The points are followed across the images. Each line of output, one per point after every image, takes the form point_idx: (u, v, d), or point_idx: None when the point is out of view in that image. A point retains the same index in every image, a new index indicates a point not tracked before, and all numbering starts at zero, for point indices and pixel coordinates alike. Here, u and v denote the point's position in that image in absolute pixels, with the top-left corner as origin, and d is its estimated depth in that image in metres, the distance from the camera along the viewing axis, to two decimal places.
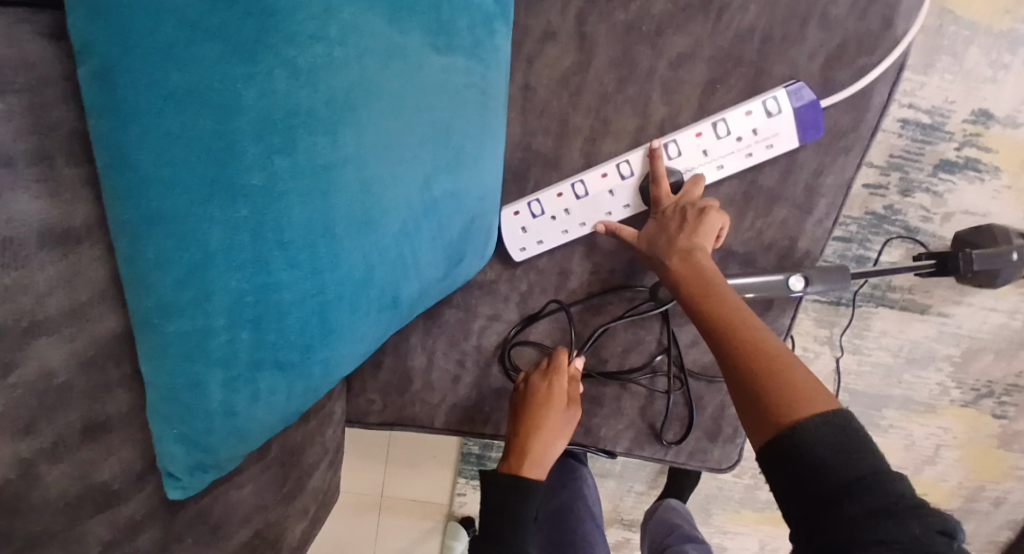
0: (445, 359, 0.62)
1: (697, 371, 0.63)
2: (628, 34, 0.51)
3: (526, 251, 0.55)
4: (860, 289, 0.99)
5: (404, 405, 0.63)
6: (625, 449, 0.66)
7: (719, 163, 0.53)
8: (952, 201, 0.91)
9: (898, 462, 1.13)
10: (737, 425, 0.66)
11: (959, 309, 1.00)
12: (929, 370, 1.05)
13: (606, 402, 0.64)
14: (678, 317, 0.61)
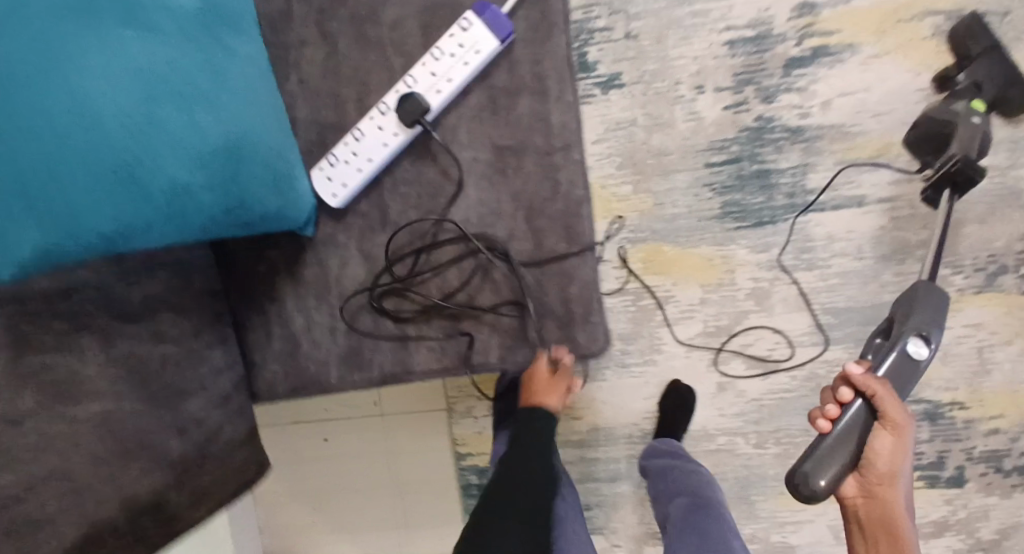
0: (319, 316, 0.74)
1: (526, 262, 0.70)
2: (354, 16, 0.68)
3: (337, 197, 0.69)
4: (777, 202, 1.00)
5: (302, 368, 0.75)
6: (499, 358, 0.72)
7: (448, 78, 0.66)
8: (821, 90, 0.96)
9: (944, 382, 1.00)
10: (587, 305, 0.70)
11: (900, 189, 0.98)
12: (908, 263, 0.99)
13: (463, 317, 0.72)
14: (489, 218, 0.70)
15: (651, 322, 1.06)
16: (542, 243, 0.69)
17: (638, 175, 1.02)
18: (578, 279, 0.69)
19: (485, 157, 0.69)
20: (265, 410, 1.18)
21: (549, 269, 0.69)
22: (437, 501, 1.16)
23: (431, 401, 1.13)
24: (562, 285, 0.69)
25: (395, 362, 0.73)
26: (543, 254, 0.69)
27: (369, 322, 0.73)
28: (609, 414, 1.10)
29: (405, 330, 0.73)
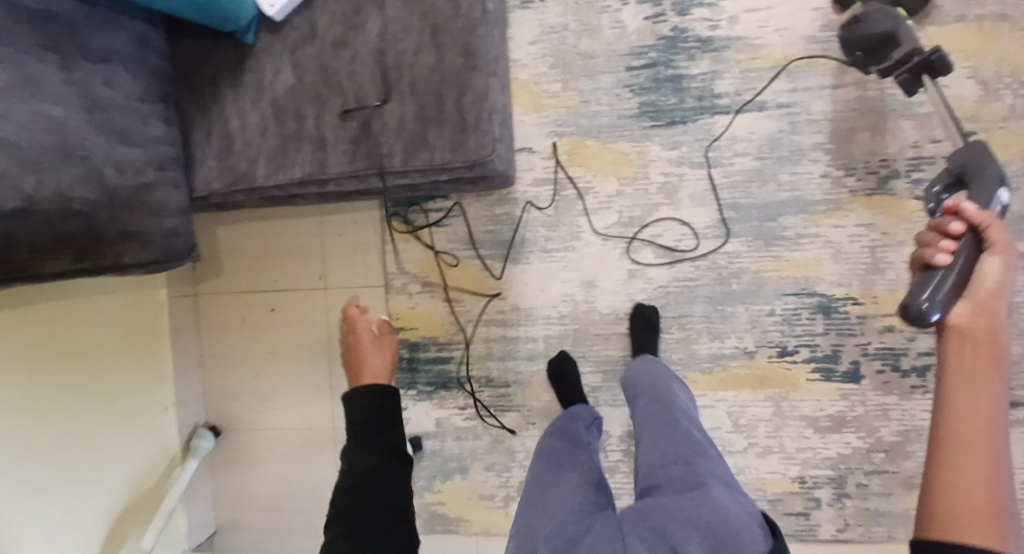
0: (251, 119, 0.83)
1: (427, 74, 0.77)
2: None
3: (273, 7, 0.78)
4: (689, 104, 1.11)
5: (233, 168, 0.85)
6: (401, 162, 0.79)
7: None
8: (729, 5, 1.09)
9: (837, 278, 1.10)
10: (478, 114, 0.77)
11: (798, 96, 1.09)
12: (805, 163, 1.09)
13: (374, 121, 0.79)
14: (395, 34, 0.78)
15: (573, 211, 1.16)
16: (443, 56, 0.77)
17: (566, 75, 1.14)
18: (475, 88, 0.77)
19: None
20: (222, 277, 1.26)
21: (450, 80, 0.77)
22: None
23: (371, 277, 1.21)
24: (460, 95, 0.77)
25: (312, 163, 0.82)
26: (445, 66, 0.77)
27: (292, 125, 0.82)
28: (528, 297, 1.18)
29: (324, 133, 0.81)
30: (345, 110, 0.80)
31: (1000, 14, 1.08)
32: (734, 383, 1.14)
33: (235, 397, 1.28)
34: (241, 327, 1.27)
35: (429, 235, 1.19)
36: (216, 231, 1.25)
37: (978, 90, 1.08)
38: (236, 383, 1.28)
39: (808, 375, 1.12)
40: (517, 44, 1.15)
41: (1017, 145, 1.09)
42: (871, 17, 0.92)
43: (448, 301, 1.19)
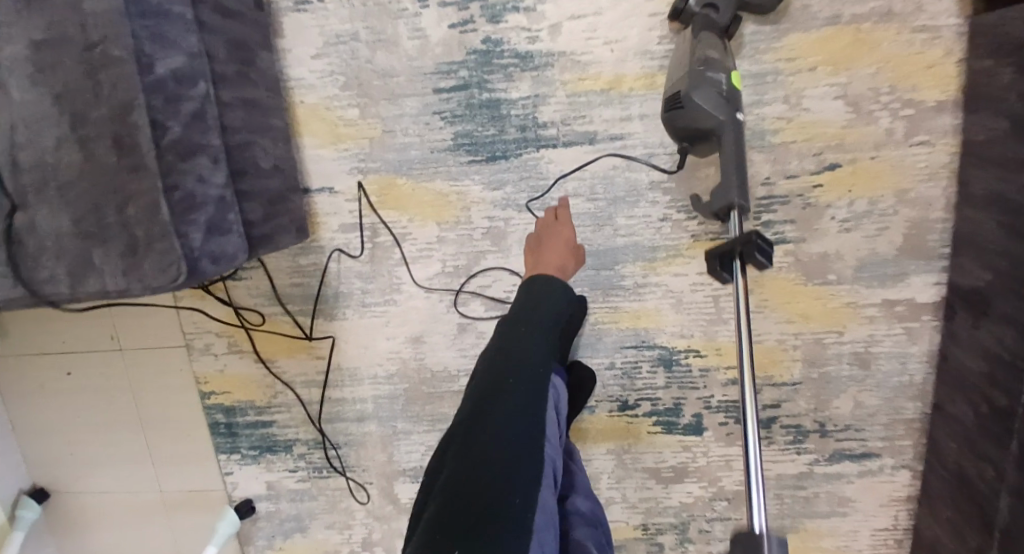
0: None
1: (78, 175, 0.66)
2: None
3: None
4: (509, 135, 0.95)
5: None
6: (70, 287, 0.69)
7: None
8: (550, 12, 0.91)
9: (678, 329, 1.00)
10: (148, 228, 0.66)
11: (632, 126, 0.93)
12: (643, 206, 0.96)
13: (27, 239, 0.68)
14: (35, 124, 0.65)
15: (390, 261, 1.01)
16: (94, 154, 0.65)
17: (363, 98, 0.96)
18: (136, 195, 0.65)
19: (23, 53, 0.64)
20: (9, 339, 1.15)
21: (107, 187, 0.66)
22: (186, 434, 1.15)
23: (166, 338, 1.09)
24: (121, 204, 0.66)
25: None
26: (102, 169, 0.65)
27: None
28: (351, 355, 1.06)
29: None
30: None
31: (885, 10, 0.88)
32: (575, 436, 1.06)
33: (53, 463, 1.20)
34: (42, 392, 1.16)
35: (235, 290, 1.04)
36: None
37: (846, 113, 0.92)
38: (50, 448, 1.20)
39: (650, 428, 1.04)
40: (298, 59, 0.95)
41: (889, 178, 0.93)
42: (696, 105, 0.77)
43: (262, 362, 1.08)
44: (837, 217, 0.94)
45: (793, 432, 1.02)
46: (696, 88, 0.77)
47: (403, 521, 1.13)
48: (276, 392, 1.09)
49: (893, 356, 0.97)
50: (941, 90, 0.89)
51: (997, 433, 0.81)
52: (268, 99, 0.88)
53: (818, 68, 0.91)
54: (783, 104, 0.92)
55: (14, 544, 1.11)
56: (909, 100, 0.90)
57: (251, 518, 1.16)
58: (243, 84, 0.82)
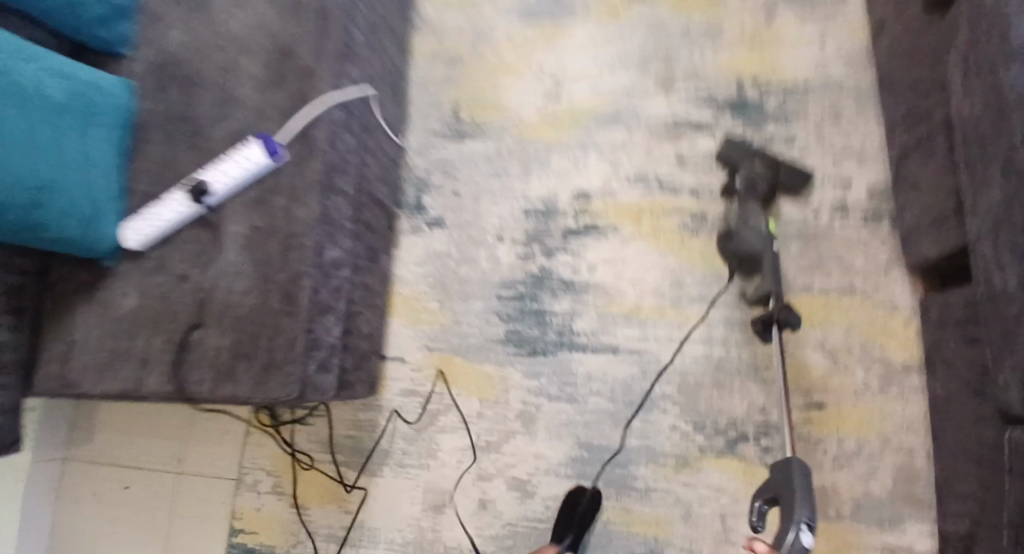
0: (92, 332, 0.97)
1: (246, 310, 0.92)
2: (194, 143, 1.04)
3: (136, 240, 0.97)
4: (548, 337, 1.19)
5: (67, 373, 0.97)
6: (212, 388, 0.91)
7: (224, 173, 0.96)
8: (591, 255, 1.20)
9: (686, 542, 1.07)
10: (283, 354, 0.89)
11: (649, 344, 1.16)
12: (655, 413, 1.13)
13: (193, 349, 0.92)
14: (228, 269, 0.95)
15: (434, 427, 1.19)
16: (267, 298, 0.92)
17: (443, 295, 1.24)
18: (283, 329, 0.90)
19: (243, 229, 0.97)
20: (91, 445, 1.33)
21: (264, 323, 0.91)
22: None
23: (224, 468, 1.25)
24: (271, 336, 0.90)
25: (131, 379, 0.93)
26: (267, 309, 0.91)
27: (124, 343, 0.96)
28: (377, 515, 1.17)
29: (151, 349, 0.94)
30: (172, 336, 0.94)
31: (848, 286, 1.13)
32: None
33: None
34: (93, 502, 1.30)
35: (298, 434, 1.23)
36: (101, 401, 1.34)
37: (824, 360, 1.11)
38: None
39: None
40: (402, 263, 1.27)
41: (874, 423, 1.07)
42: (739, 237, 1.09)
43: (295, 507, 1.20)
44: (830, 452, 1.07)
45: None
46: (740, 223, 1.09)
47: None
48: (297, 542, 1.19)
49: None
50: (906, 353, 1.09)
51: None
52: (377, 287, 1.16)
53: None
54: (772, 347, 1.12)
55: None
56: (878, 358, 1.10)
57: None
58: (366, 273, 1.12)
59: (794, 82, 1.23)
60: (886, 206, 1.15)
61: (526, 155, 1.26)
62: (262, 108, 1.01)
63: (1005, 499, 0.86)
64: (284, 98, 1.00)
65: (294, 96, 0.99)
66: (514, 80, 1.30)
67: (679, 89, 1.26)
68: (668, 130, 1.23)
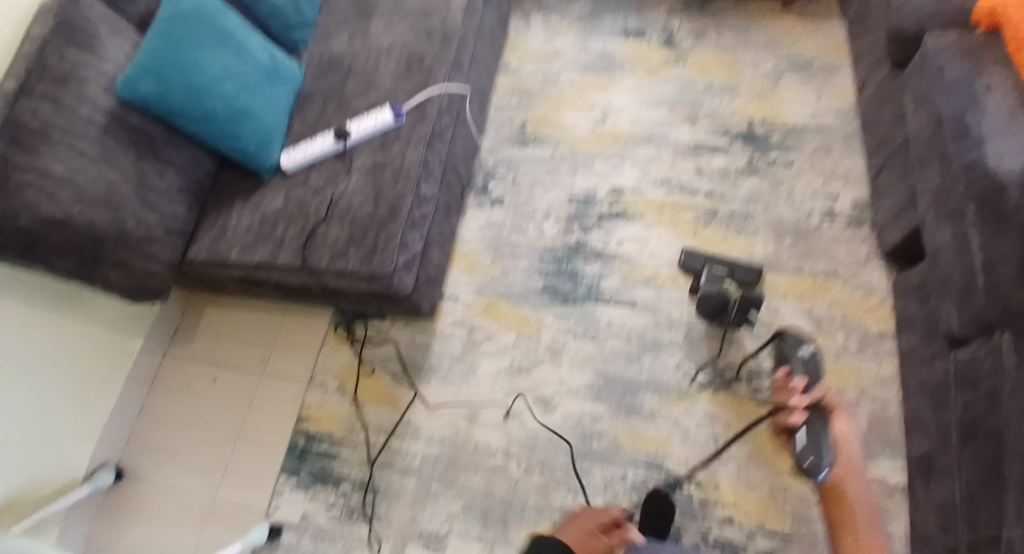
0: (242, 221, 1.30)
1: (363, 211, 1.23)
2: (335, 103, 1.40)
3: (290, 163, 1.31)
4: (580, 291, 1.43)
5: (217, 249, 1.29)
6: (329, 260, 1.20)
7: (364, 124, 1.32)
8: (619, 233, 1.49)
9: (684, 459, 1.23)
10: (386, 243, 1.19)
11: (664, 302, 1.39)
12: (663, 355, 1.33)
13: (318, 235, 1.23)
14: (349, 185, 1.27)
15: (476, 353, 1.39)
16: (378, 203, 1.23)
17: (496, 253, 1.51)
18: (387, 226, 1.20)
19: (367, 159, 1.30)
20: (189, 344, 1.53)
21: (375, 222, 1.21)
22: (263, 456, 1.36)
23: (299, 371, 1.43)
24: (378, 231, 1.20)
25: (267, 254, 1.25)
26: (377, 212, 1.22)
27: (266, 230, 1.27)
28: (421, 414, 1.34)
29: (286, 234, 1.26)
30: (303, 225, 1.25)
31: (831, 271, 1.38)
32: None
33: (138, 452, 1.43)
34: (181, 393, 1.47)
35: (361, 347, 1.43)
36: (205, 312, 1.56)
37: (807, 324, 1.33)
38: (147, 439, 1.44)
39: None
40: (467, 229, 1.57)
41: (851, 378, 1.27)
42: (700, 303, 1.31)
43: (353, 405, 1.37)
44: None
45: None
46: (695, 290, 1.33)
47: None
48: (355, 429, 1.35)
49: None
50: (879, 323, 1.31)
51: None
52: (447, 233, 1.45)
53: (788, 295, 1.37)
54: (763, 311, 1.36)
55: (80, 493, 1.29)
56: (856, 328, 1.31)
57: (270, 547, 1.27)
58: (443, 218, 1.42)
59: (792, 123, 1.56)
60: (865, 216, 1.42)
61: (574, 160, 1.61)
62: (390, 85, 1.39)
63: (952, 414, 1.05)
64: (409, 81, 1.38)
65: (418, 81, 1.38)
66: (573, 111, 1.69)
67: (702, 123, 1.60)
68: (690, 150, 1.57)
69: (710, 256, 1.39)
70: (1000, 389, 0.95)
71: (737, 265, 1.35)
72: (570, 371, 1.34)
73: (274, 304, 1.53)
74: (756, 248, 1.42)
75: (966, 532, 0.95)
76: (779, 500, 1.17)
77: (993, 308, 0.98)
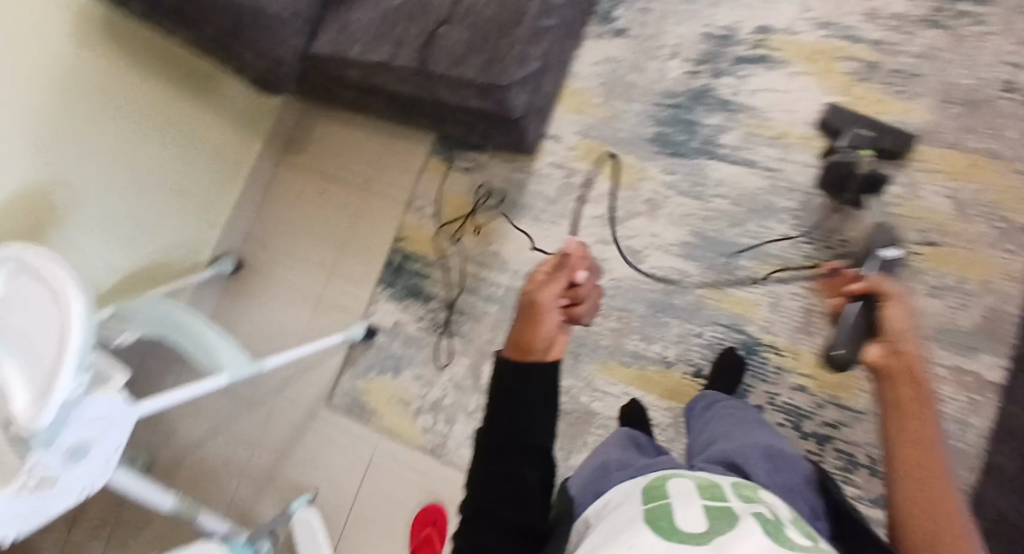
0: (363, 16, 1.27)
1: (488, 16, 1.16)
2: None
3: None
4: (694, 143, 1.32)
5: (338, 43, 1.27)
6: (448, 67, 1.17)
7: None
8: (755, 82, 1.32)
9: (766, 324, 1.20)
10: (504, 56, 1.13)
11: (787, 165, 1.26)
12: (772, 221, 1.24)
13: (437, 37, 1.19)
14: None
15: (573, 195, 1.37)
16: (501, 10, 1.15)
17: (609, 94, 1.41)
18: (509, 35, 1.13)
19: None
20: (302, 153, 1.62)
21: (497, 27, 1.15)
22: (363, 264, 1.48)
23: (400, 192, 1.49)
24: (496, 38, 1.14)
25: (386, 54, 1.23)
26: (497, 18, 1.14)
27: (386, 28, 1.24)
28: (509, 248, 1.37)
29: (404, 34, 1.22)
30: (423, 26, 1.21)
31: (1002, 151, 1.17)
32: (645, 384, 1.23)
33: (255, 248, 1.61)
34: (293, 198, 1.60)
35: (456, 175, 1.45)
36: (315, 124, 1.62)
37: (951, 207, 1.17)
38: (262, 236, 1.61)
39: None
40: (582, 62, 1.45)
41: (979, 269, 1.13)
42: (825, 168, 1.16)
43: (448, 229, 1.43)
44: (926, 284, 1.15)
45: (844, 457, 1.10)
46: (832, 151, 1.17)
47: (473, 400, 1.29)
48: (446, 255, 1.42)
49: (953, 419, 1.07)
50: None
51: None
52: (561, 60, 1.35)
53: (936, 172, 1.19)
54: (900, 187, 1.21)
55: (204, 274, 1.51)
56: (1004, 218, 1.13)
57: (366, 345, 1.43)
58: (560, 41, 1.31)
59: None
60: None
61: None
62: None
63: None
64: None
65: None
66: None
67: None
68: None
69: (858, 115, 1.22)
70: None
71: (888, 128, 1.19)
72: (669, 223, 1.29)
73: (378, 123, 1.55)
74: (915, 114, 1.22)
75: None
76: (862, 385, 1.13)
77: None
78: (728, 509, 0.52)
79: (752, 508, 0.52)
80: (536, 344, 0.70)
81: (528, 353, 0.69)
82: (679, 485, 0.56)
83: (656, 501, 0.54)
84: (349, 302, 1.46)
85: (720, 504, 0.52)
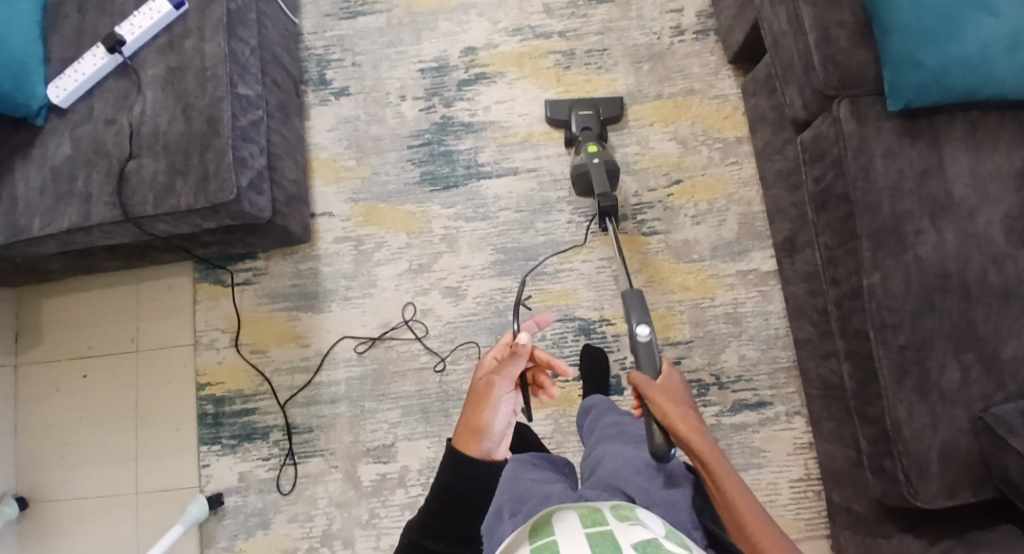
0: (31, 182, 1.07)
1: (179, 136, 1.04)
2: (92, 14, 1.13)
3: (61, 97, 1.07)
4: (459, 171, 1.35)
5: (13, 222, 1.06)
6: (156, 203, 1.03)
7: (140, 26, 1.08)
8: (482, 99, 1.39)
9: (592, 304, 1.28)
10: (218, 166, 1.03)
11: (543, 161, 1.36)
12: (554, 214, 1.32)
13: (132, 176, 1.04)
14: (152, 104, 1.07)
15: (369, 263, 1.31)
16: (192, 123, 1.04)
17: (359, 153, 1.38)
18: (214, 145, 1.03)
19: (160, 73, 1.08)
20: (36, 345, 1.32)
21: (196, 144, 1.04)
22: (173, 433, 1.26)
23: (182, 335, 1.30)
24: (203, 151, 1.03)
25: (78, 215, 1.05)
26: (195, 131, 1.04)
27: (65, 184, 1.06)
28: (332, 340, 1.28)
29: (90, 186, 1.05)
30: (110, 168, 1.05)
31: (690, 89, 1.39)
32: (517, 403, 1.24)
33: (33, 474, 1.27)
34: (55, 397, 1.29)
35: (236, 292, 1.30)
36: (42, 303, 1.33)
37: (677, 147, 1.36)
38: (33, 457, 1.27)
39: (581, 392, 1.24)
40: (317, 132, 1.39)
41: (718, 187, 1.34)
42: (579, 176, 1.21)
43: (252, 353, 1.28)
44: (689, 214, 1.33)
45: (696, 386, 1.25)
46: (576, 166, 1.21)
47: (363, 508, 1.20)
48: (263, 380, 1.27)
49: (757, 315, 1.27)
50: (737, 130, 1.36)
51: (840, 327, 1.04)
52: (293, 140, 1.28)
53: (654, 123, 1.37)
54: (636, 145, 1.37)
55: None
56: (718, 138, 1.36)
57: (216, 515, 1.22)
58: (282, 125, 1.24)
59: None
60: (711, 24, 1.42)
61: (413, 23, 1.44)
62: None
63: (805, 199, 1.14)
64: None
65: None
66: None
67: None
68: None
69: (573, 100, 1.35)
70: (827, 181, 1.04)
71: (599, 100, 1.35)
72: (471, 252, 1.31)
73: (121, 273, 1.33)
74: (619, 83, 1.40)
75: (831, 291, 1.06)
76: (685, 320, 1.28)
77: (833, 78, 1.00)
78: (611, 534, 0.59)
79: (632, 530, 0.60)
80: (488, 427, 0.69)
81: (478, 434, 0.68)
82: (564, 522, 0.64)
83: (544, 541, 0.61)
84: (178, 480, 1.23)
85: (601, 529, 0.61)
